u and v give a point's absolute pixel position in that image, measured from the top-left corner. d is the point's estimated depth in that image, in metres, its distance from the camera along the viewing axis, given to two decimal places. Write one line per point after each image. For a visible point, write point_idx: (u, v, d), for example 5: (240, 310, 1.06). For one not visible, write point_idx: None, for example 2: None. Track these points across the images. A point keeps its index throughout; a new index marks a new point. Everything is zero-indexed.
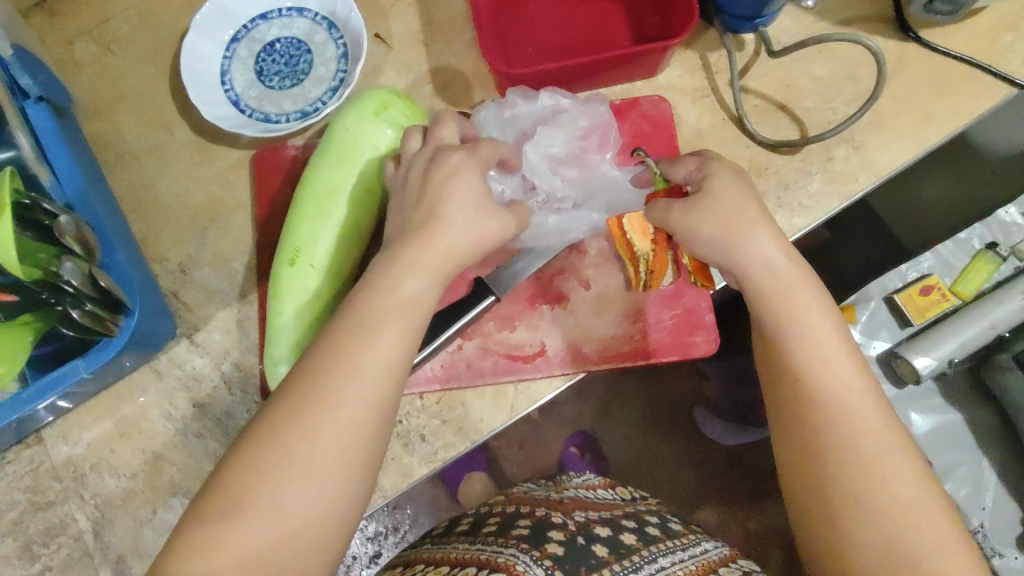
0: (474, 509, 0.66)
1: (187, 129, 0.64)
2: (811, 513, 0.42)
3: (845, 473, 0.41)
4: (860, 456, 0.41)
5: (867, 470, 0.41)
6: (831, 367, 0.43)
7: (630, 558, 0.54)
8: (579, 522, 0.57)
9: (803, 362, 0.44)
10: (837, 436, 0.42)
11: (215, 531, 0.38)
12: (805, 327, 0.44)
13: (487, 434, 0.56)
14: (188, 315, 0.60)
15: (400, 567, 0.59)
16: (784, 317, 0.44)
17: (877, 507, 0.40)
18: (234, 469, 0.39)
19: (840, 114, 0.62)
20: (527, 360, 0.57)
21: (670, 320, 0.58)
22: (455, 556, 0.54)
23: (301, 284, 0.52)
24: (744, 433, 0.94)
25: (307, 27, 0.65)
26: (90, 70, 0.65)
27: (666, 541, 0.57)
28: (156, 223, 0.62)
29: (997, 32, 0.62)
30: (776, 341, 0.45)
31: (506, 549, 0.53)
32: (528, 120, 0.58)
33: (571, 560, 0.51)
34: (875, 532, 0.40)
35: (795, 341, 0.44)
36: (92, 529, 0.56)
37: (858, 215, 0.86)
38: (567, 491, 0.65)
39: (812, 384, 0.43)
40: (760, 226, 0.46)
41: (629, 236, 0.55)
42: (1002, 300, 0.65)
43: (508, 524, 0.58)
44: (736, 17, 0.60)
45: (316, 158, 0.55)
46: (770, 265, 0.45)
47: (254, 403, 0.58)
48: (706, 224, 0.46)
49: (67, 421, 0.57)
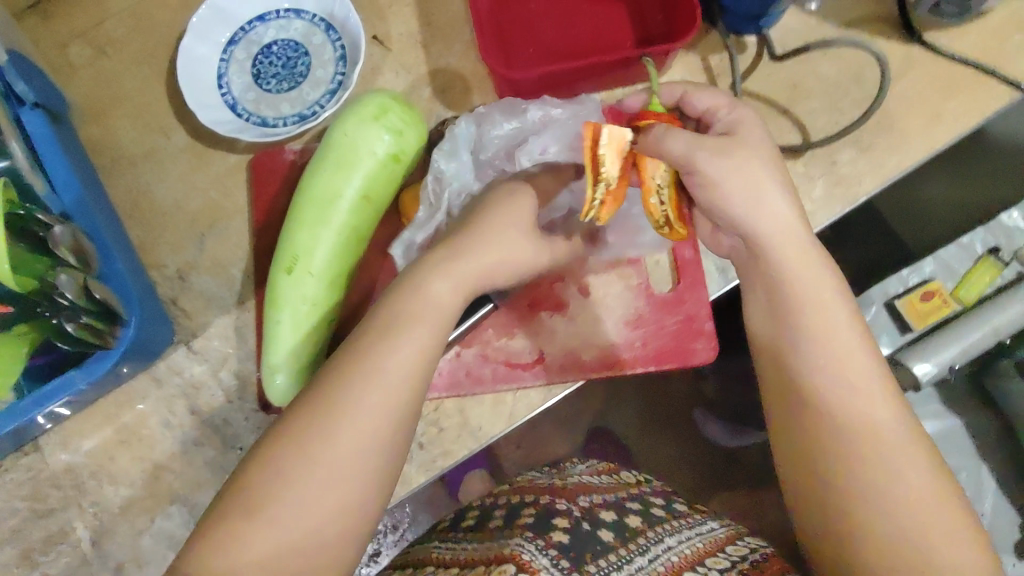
0: (479, 500, 0.65)
1: (185, 133, 0.63)
2: (831, 515, 0.42)
3: (862, 459, 0.42)
4: (884, 457, 0.41)
5: (890, 464, 0.41)
6: (863, 363, 0.43)
7: (635, 541, 0.53)
8: (583, 507, 0.56)
9: (831, 348, 0.44)
10: (856, 430, 0.42)
11: (239, 534, 0.37)
12: (836, 326, 0.44)
13: (484, 442, 0.56)
14: (187, 322, 0.60)
15: (406, 566, 0.56)
16: (816, 312, 0.44)
17: (889, 492, 0.41)
18: (255, 468, 0.39)
19: (844, 117, 0.61)
20: (526, 366, 0.57)
21: (670, 327, 0.58)
22: (462, 555, 0.52)
23: (299, 293, 0.52)
24: (744, 435, 0.96)
25: (304, 29, 0.64)
26: (86, 73, 0.64)
27: (673, 521, 0.56)
28: (154, 228, 0.62)
29: (1007, 32, 0.62)
30: (806, 328, 0.45)
31: (512, 540, 0.51)
32: (516, 128, 0.57)
33: (577, 548, 0.51)
34: (885, 517, 0.41)
35: (818, 325, 0.44)
36: (92, 538, 0.56)
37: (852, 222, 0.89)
38: (571, 477, 0.63)
39: (846, 380, 0.43)
40: (785, 213, 0.46)
41: (602, 152, 0.48)
42: (1006, 305, 0.65)
43: (512, 514, 0.56)
44: (741, 17, 0.60)
45: (314, 164, 0.54)
46: (793, 250, 0.45)
47: (252, 410, 0.58)
48: (730, 178, 0.45)
49: (66, 429, 0.57)
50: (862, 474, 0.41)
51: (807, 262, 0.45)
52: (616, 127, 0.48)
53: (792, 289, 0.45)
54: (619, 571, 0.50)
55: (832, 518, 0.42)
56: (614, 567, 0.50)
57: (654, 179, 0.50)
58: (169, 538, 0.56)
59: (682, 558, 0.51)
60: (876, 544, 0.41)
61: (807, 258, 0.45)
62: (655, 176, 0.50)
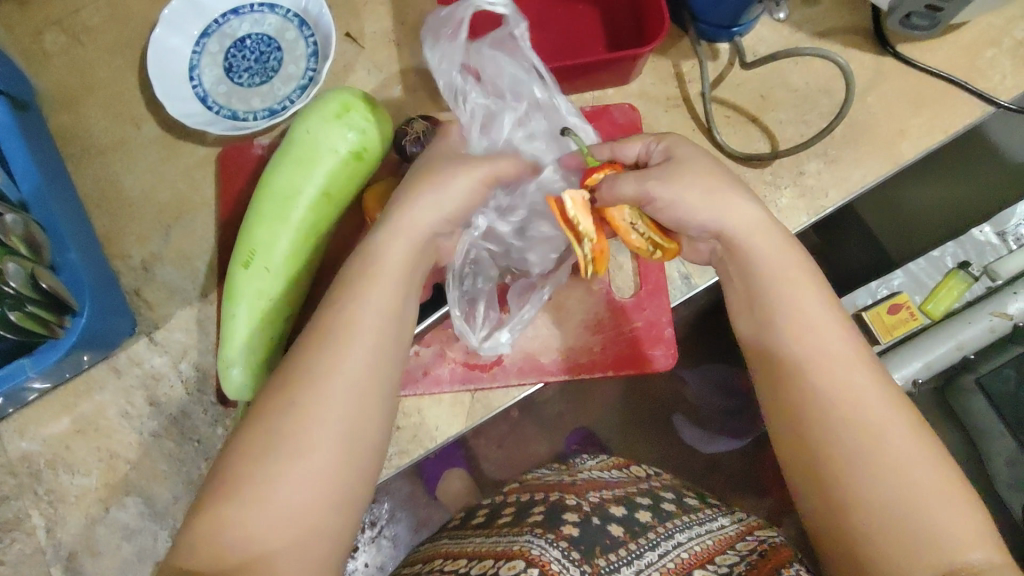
0: (490, 499, 0.64)
1: (155, 124, 0.63)
2: (827, 506, 0.39)
3: (844, 436, 0.39)
4: (864, 437, 0.39)
5: (873, 437, 0.39)
6: (835, 339, 0.42)
7: (645, 536, 0.51)
8: (593, 503, 0.54)
9: (800, 326, 0.42)
10: (833, 406, 0.40)
11: (219, 521, 0.36)
12: (804, 312, 0.43)
13: (441, 441, 0.56)
14: (149, 313, 0.60)
15: (418, 563, 0.56)
16: (781, 300, 0.43)
17: (876, 467, 0.38)
18: (229, 461, 0.38)
19: (813, 128, 0.61)
20: (485, 368, 0.57)
21: (629, 333, 0.58)
22: (474, 548, 0.51)
23: (254, 287, 0.52)
24: (719, 441, 0.96)
25: (278, 24, 0.64)
26: (59, 61, 0.64)
27: (682, 516, 0.54)
28: (120, 219, 0.62)
29: (979, 47, 0.61)
30: (772, 305, 0.43)
31: (522, 535, 0.50)
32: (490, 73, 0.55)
33: (587, 541, 0.50)
34: (875, 495, 0.38)
35: (787, 300, 0.43)
36: (45, 526, 0.56)
37: (851, 224, 0.84)
38: (580, 474, 0.61)
39: (813, 363, 0.41)
40: (751, 215, 0.46)
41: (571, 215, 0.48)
42: (973, 320, 0.66)
43: (522, 511, 0.55)
44: (713, 26, 0.59)
45: (275, 159, 0.54)
46: (763, 242, 0.45)
47: (210, 403, 0.58)
48: (686, 191, 0.45)
49: (24, 417, 0.57)
50: (845, 455, 0.39)
51: (775, 251, 0.44)
52: (571, 191, 0.48)
53: (761, 283, 0.44)
54: (629, 566, 0.49)
55: (821, 507, 0.39)
56: (625, 562, 0.49)
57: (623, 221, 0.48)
58: (124, 529, 0.56)
59: (692, 555, 0.50)
60: (871, 528, 0.38)
61: (772, 247, 0.45)
62: (623, 219, 0.48)
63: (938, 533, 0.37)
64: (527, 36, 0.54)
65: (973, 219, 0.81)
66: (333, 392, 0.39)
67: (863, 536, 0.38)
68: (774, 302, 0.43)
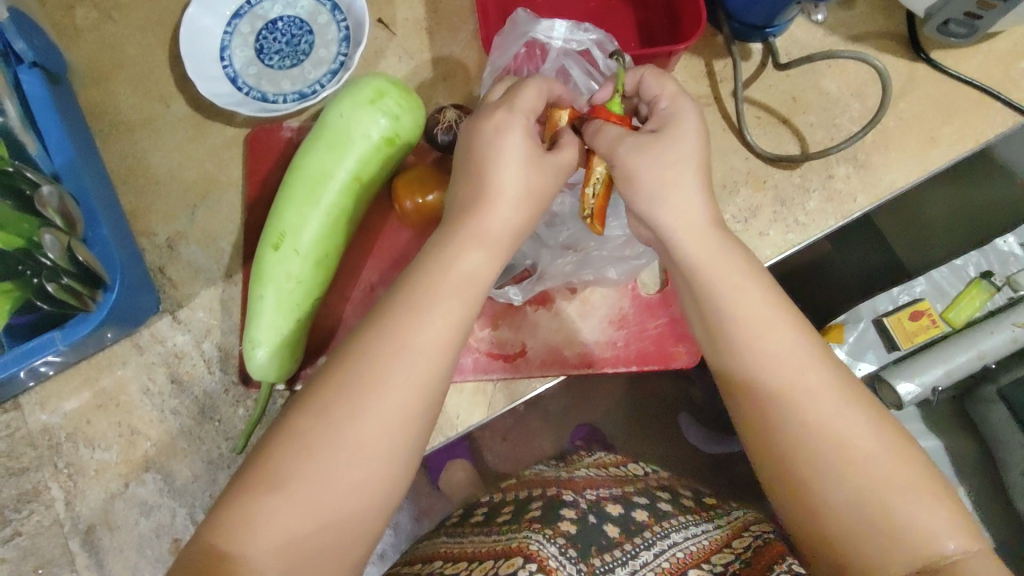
0: (487, 496, 0.64)
1: (184, 103, 0.63)
2: (808, 498, 0.38)
3: (811, 430, 0.39)
4: (833, 438, 0.38)
5: (842, 429, 0.38)
6: (800, 338, 0.41)
7: (641, 535, 0.52)
8: (590, 500, 0.55)
9: (767, 323, 0.41)
10: (802, 402, 0.39)
11: (264, 510, 0.36)
12: (768, 314, 0.41)
13: (462, 430, 0.56)
14: (174, 291, 0.60)
15: (418, 562, 0.54)
16: (756, 301, 0.41)
17: (844, 457, 0.38)
18: (270, 456, 0.37)
19: (844, 132, 0.61)
20: (508, 358, 0.57)
21: (654, 329, 0.58)
22: (471, 550, 0.51)
23: (283, 269, 0.52)
24: (725, 443, 0.96)
25: (310, 7, 0.63)
26: (89, 36, 0.63)
27: (678, 516, 0.54)
28: (147, 197, 0.62)
29: (1012, 58, 0.61)
30: (739, 302, 0.41)
31: (520, 531, 0.50)
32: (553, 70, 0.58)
33: (583, 539, 0.50)
34: (847, 483, 0.38)
35: (747, 291, 0.42)
36: (64, 498, 0.56)
37: (869, 228, 0.84)
38: (578, 471, 0.62)
39: (774, 370, 0.40)
40: None
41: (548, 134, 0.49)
42: (995, 330, 0.66)
43: (520, 508, 0.55)
44: (747, 25, 0.60)
45: (306, 144, 0.54)
46: (722, 238, 0.43)
47: (232, 382, 0.58)
48: None
49: (45, 389, 0.57)
50: (816, 448, 0.38)
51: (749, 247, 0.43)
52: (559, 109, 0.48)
53: (725, 287, 0.42)
54: (624, 567, 0.48)
55: (798, 499, 0.39)
56: (619, 562, 0.49)
57: (591, 175, 0.47)
58: (142, 505, 0.56)
59: (688, 554, 0.49)
60: (844, 516, 0.37)
61: (732, 251, 0.43)
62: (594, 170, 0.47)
63: (905, 515, 0.37)
64: (592, 36, 0.57)
65: (986, 232, 0.80)
66: (368, 384, 0.38)
67: (839, 523, 0.37)
68: (734, 311, 0.41)
